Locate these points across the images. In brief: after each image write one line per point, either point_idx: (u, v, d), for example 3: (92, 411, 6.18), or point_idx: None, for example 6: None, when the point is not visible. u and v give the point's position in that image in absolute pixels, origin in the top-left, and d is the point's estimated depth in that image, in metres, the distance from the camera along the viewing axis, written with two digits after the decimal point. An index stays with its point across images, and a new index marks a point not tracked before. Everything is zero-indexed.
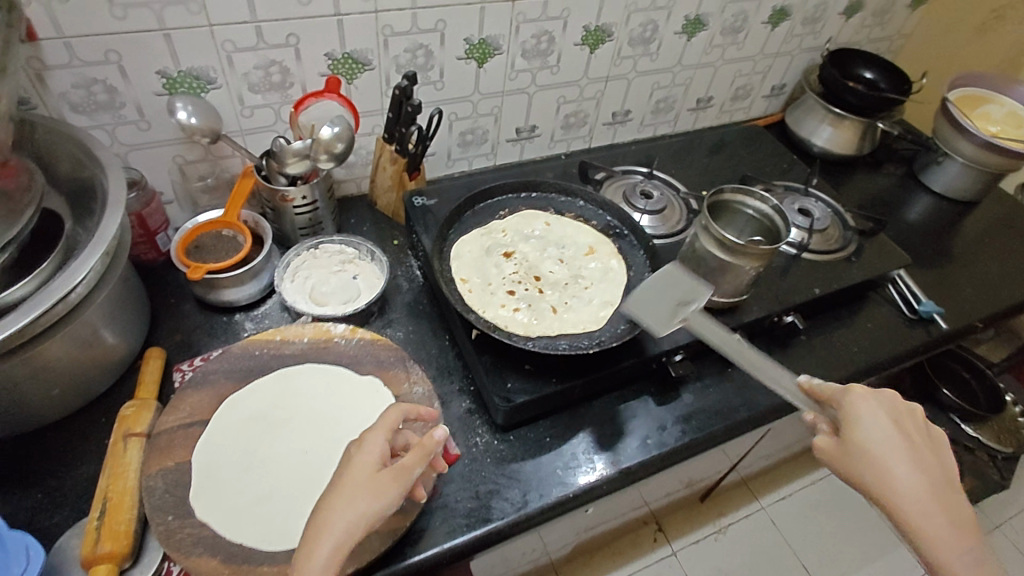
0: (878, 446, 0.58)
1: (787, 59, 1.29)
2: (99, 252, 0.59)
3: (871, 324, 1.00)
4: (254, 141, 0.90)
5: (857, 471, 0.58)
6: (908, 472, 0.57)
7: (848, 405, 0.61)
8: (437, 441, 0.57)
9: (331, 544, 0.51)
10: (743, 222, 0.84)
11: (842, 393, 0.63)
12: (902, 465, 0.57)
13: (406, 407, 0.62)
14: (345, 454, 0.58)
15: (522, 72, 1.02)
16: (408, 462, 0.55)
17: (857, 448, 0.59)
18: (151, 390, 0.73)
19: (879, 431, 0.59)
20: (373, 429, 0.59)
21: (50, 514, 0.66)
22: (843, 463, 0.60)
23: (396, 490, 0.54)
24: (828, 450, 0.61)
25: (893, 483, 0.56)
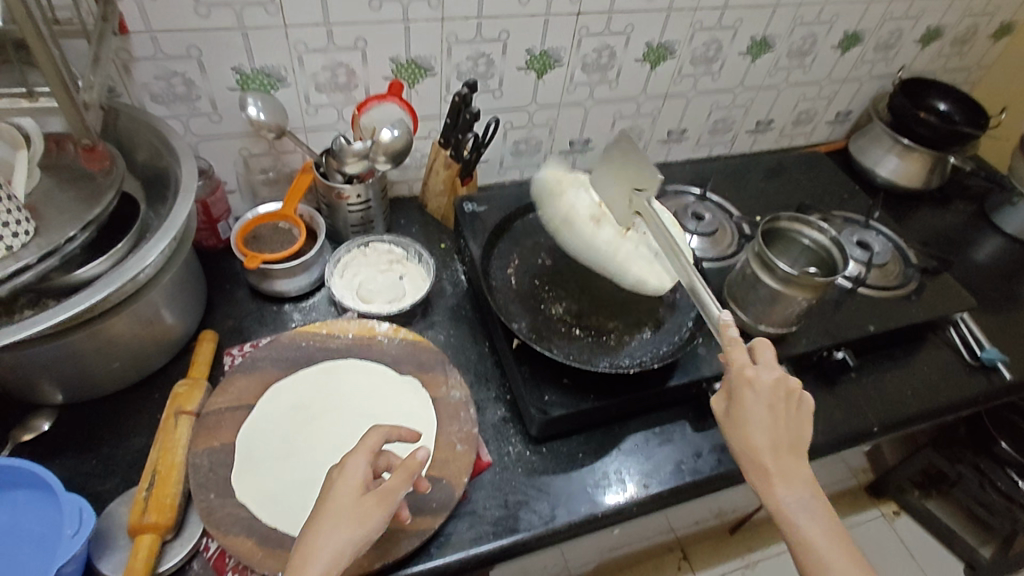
0: (763, 404, 0.60)
1: (855, 86, 1.25)
2: (168, 238, 0.62)
3: (927, 367, 0.95)
4: (316, 138, 0.93)
5: (742, 425, 0.61)
6: (770, 426, 0.60)
7: (759, 362, 0.63)
8: (420, 461, 0.57)
9: (319, 572, 0.50)
10: (798, 252, 0.82)
11: (760, 349, 0.64)
12: (764, 421, 0.60)
13: (390, 428, 0.61)
14: (327, 476, 0.58)
15: (580, 85, 1.02)
16: (394, 484, 0.56)
17: (754, 405, 0.61)
18: (202, 371, 0.76)
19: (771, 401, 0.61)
20: (353, 451, 0.58)
21: (101, 480, 0.69)
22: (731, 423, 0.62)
23: (382, 513, 0.55)
24: (718, 400, 0.64)
25: (768, 436, 0.60)
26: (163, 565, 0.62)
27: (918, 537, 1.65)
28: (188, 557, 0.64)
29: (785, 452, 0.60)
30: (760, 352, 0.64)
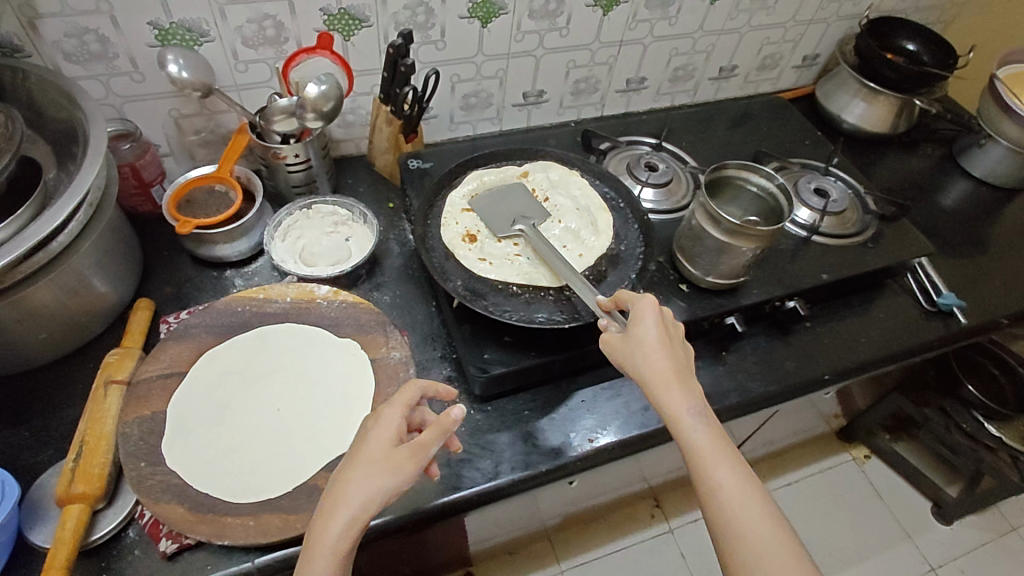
0: (647, 340, 0.59)
1: (822, 27, 1.20)
2: (75, 202, 0.59)
3: (883, 314, 0.94)
4: (250, 97, 0.89)
5: (633, 364, 0.58)
6: (659, 359, 0.57)
7: (635, 307, 0.61)
8: (454, 419, 0.56)
9: (345, 519, 0.51)
10: (748, 200, 0.79)
11: (635, 296, 0.63)
12: (651, 358, 0.57)
13: (427, 384, 0.61)
14: (364, 426, 0.58)
15: (528, 34, 0.97)
16: (426, 438, 0.55)
17: (637, 343, 0.59)
18: (136, 341, 0.75)
19: (655, 324, 0.59)
20: (390, 404, 0.58)
21: (34, 452, 0.68)
22: (621, 356, 0.60)
23: (413, 467, 0.54)
24: (608, 348, 0.62)
25: (656, 370, 0.57)
26: (96, 533, 0.62)
27: (886, 481, 1.69)
28: (124, 524, 0.64)
29: (679, 384, 0.56)
30: (637, 298, 0.61)
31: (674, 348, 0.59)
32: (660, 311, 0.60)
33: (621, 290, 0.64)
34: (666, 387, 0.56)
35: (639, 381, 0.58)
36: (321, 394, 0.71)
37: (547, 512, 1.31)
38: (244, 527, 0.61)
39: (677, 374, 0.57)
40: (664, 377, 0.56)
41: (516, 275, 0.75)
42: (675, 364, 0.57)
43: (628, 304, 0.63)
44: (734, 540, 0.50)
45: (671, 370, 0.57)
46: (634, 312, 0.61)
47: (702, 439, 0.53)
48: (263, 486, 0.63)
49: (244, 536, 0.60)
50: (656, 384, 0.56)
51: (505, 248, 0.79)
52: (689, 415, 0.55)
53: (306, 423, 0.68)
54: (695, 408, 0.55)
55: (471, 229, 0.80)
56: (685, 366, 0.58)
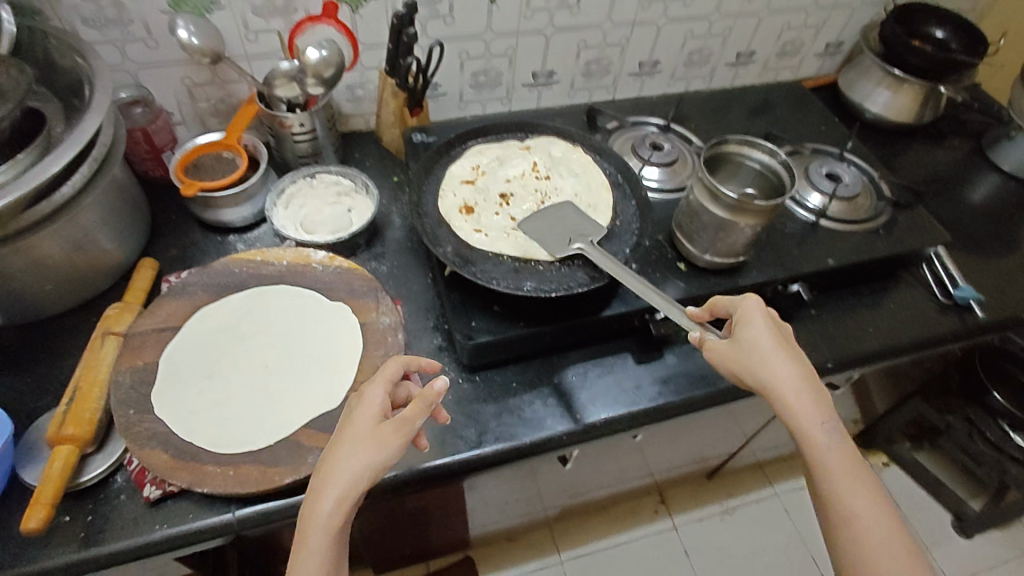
0: (764, 343, 0.59)
1: (846, 12, 1.16)
2: (74, 152, 0.62)
3: (895, 305, 0.91)
4: (260, 67, 0.91)
5: (747, 367, 0.59)
6: (781, 363, 0.58)
7: (741, 311, 0.62)
8: (437, 392, 0.55)
9: (335, 495, 0.51)
10: (747, 176, 0.78)
11: (738, 300, 0.64)
12: (771, 361, 0.58)
13: (408, 361, 0.60)
14: (347, 407, 0.58)
15: (538, 11, 0.97)
16: (409, 414, 0.54)
17: (752, 347, 0.59)
18: (138, 297, 0.77)
19: (769, 330, 0.60)
20: (371, 381, 0.58)
21: (35, 398, 0.71)
22: (735, 362, 0.60)
23: (398, 442, 0.53)
24: (716, 356, 0.62)
25: (778, 374, 0.57)
26: (85, 475, 0.64)
27: (906, 490, 1.62)
28: (112, 469, 0.66)
29: (804, 388, 0.56)
30: (741, 302, 0.63)
31: (792, 352, 0.59)
32: (769, 315, 0.61)
33: (718, 298, 0.65)
34: (791, 390, 0.56)
35: (755, 384, 0.59)
36: (310, 355, 0.72)
37: (549, 499, 1.29)
38: (223, 477, 0.62)
39: (800, 378, 0.57)
40: (787, 379, 0.57)
41: (509, 247, 0.75)
42: (796, 367, 0.58)
43: (730, 309, 0.64)
44: (859, 540, 0.50)
45: (796, 373, 0.57)
46: (743, 317, 0.62)
47: (831, 443, 0.54)
48: (246, 439, 0.64)
49: (223, 485, 0.61)
50: (779, 386, 0.57)
51: (501, 222, 0.78)
52: (815, 418, 0.55)
53: (292, 381, 0.69)
54: (817, 411, 0.55)
55: (469, 202, 0.80)
56: (806, 369, 0.58)
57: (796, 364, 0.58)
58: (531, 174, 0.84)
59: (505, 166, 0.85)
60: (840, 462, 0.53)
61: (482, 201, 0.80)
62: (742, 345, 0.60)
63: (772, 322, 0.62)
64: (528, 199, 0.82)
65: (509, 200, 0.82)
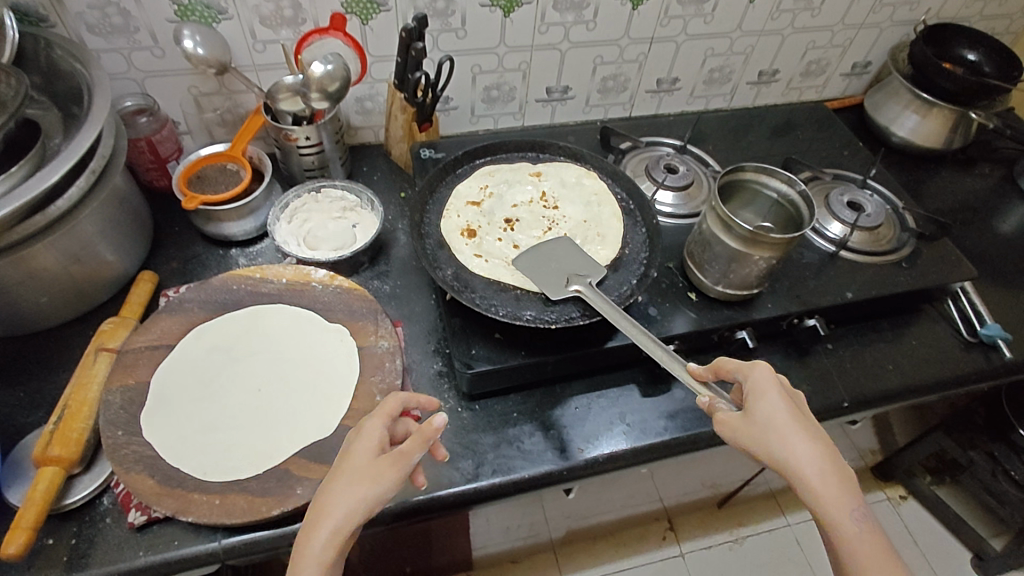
0: (780, 418, 0.53)
1: (874, 32, 1.12)
2: (67, 165, 0.60)
3: (918, 342, 0.87)
4: (268, 78, 0.89)
5: (763, 447, 0.52)
6: (797, 441, 0.51)
7: (750, 381, 0.57)
8: (437, 428, 0.52)
9: (330, 528, 0.49)
10: (765, 207, 0.74)
11: (746, 365, 0.58)
12: (789, 441, 0.51)
13: (409, 396, 0.60)
14: (346, 440, 0.56)
15: (553, 26, 0.94)
16: (407, 447, 0.52)
17: (767, 424, 0.53)
18: (134, 311, 0.75)
19: (780, 398, 0.54)
20: (371, 414, 0.57)
21: (26, 413, 0.70)
22: (746, 437, 0.54)
23: (394, 477, 0.51)
24: (725, 427, 0.56)
25: (798, 455, 0.51)
26: (71, 496, 0.62)
27: (923, 524, 1.57)
28: (99, 491, 0.64)
29: (825, 465, 0.50)
30: (750, 368, 0.57)
31: (809, 427, 0.53)
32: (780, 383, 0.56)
33: (723, 359, 0.60)
34: (813, 468, 0.50)
35: (770, 464, 0.52)
36: (304, 380, 0.70)
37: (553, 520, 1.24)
38: (208, 506, 0.60)
39: (823, 457, 0.51)
40: (808, 461, 0.50)
41: (509, 274, 0.72)
42: (817, 444, 0.51)
43: (739, 377, 0.58)
44: None
45: (816, 453, 0.51)
46: (753, 386, 0.56)
47: (861, 533, 0.47)
48: (233, 467, 0.62)
49: (207, 515, 0.59)
50: (801, 470, 0.50)
51: (503, 247, 0.76)
52: (844, 504, 0.48)
53: (284, 406, 0.67)
54: (847, 498, 0.49)
55: (471, 224, 0.77)
56: (829, 446, 0.52)
57: (816, 441, 0.52)
58: (539, 201, 0.82)
59: (511, 190, 0.82)
60: (871, 553, 0.47)
61: (486, 224, 0.78)
62: (751, 417, 0.54)
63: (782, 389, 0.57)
64: (533, 227, 0.79)
65: (515, 227, 0.79)
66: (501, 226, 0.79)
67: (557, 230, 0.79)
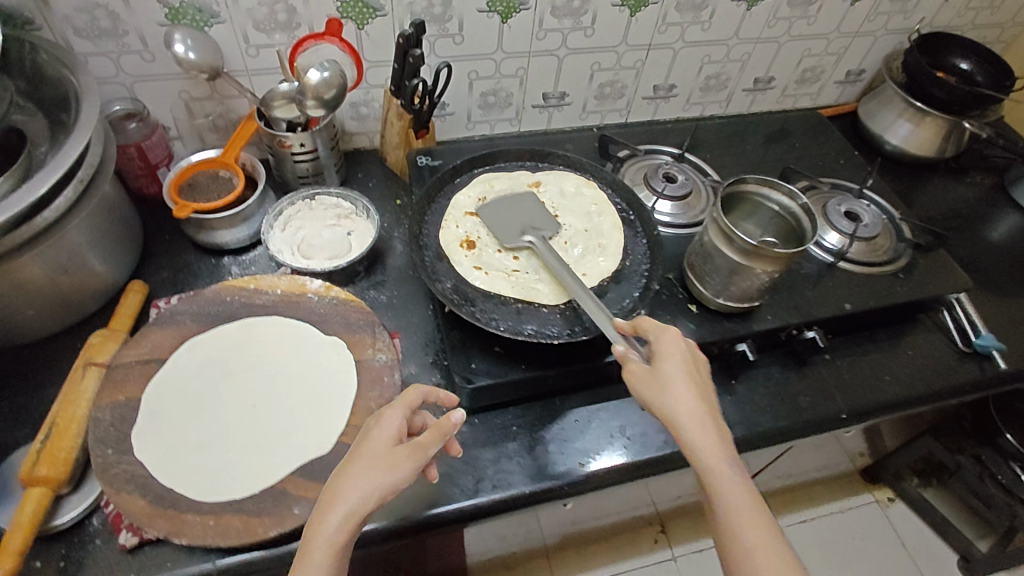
0: (677, 376, 0.55)
1: (868, 41, 1.13)
2: (55, 176, 0.58)
3: (913, 352, 0.87)
4: (261, 83, 0.87)
5: (659, 399, 0.54)
6: (688, 395, 0.54)
7: (659, 340, 0.58)
8: (455, 422, 0.53)
9: (342, 513, 0.48)
10: (766, 219, 0.74)
11: (659, 327, 0.59)
12: (682, 398, 0.53)
13: (429, 390, 0.59)
14: (364, 427, 0.56)
15: (551, 32, 0.93)
16: (426, 439, 0.52)
17: (664, 378, 0.55)
18: (123, 323, 0.73)
19: (685, 360, 0.56)
20: (392, 405, 0.57)
21: (12, 429, 0.68)
22: (646, 392, 0.55)
23: (411, 465, 0.51)
24: (630, 381, 0.57)
25: (688, 409, 0.53)
26: (59, 518, 0.61)
27: None
28: (88, 511, 0.62)
29: (707, 422, 0.53)
30: (661, 329, 0.58)
31: (702, 389, 0.55)
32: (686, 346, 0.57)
33: (643, 317, 0.60)
34: (699, 426, 0.52)
35: (659, 416, 0.55)
36: (300, 395, 0.68)
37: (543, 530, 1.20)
38: (203, 527, 0.58)
39: (706, 414, 0.53)
40: (695, 416, 0.53)
41: (510, 288, 0.71)
42: (702, 402, 0.54)
43: (651, 335, 0.59)
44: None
45: (704, 411, 0.53)
46: (660, 345, 0.57)
47: (734, 484, 0.50)
48: (228, 485, 0.61)
49: (202, 536, 0.58)
50: (688, 423, 0.52)
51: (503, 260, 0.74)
52: (721, 456, 0.51)
53: (280, 422, 0.66)
54: (723, 451, 0.51)
55: (471, 235, 0.76)
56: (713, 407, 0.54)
57: (705, 402, 0.54)
58: (539, 210, 0.80)
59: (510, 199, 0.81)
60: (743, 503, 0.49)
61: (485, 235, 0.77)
62: (655, 374, 0.55)
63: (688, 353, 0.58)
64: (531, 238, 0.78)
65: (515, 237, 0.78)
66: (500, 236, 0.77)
67: (557, 240, 0.78)
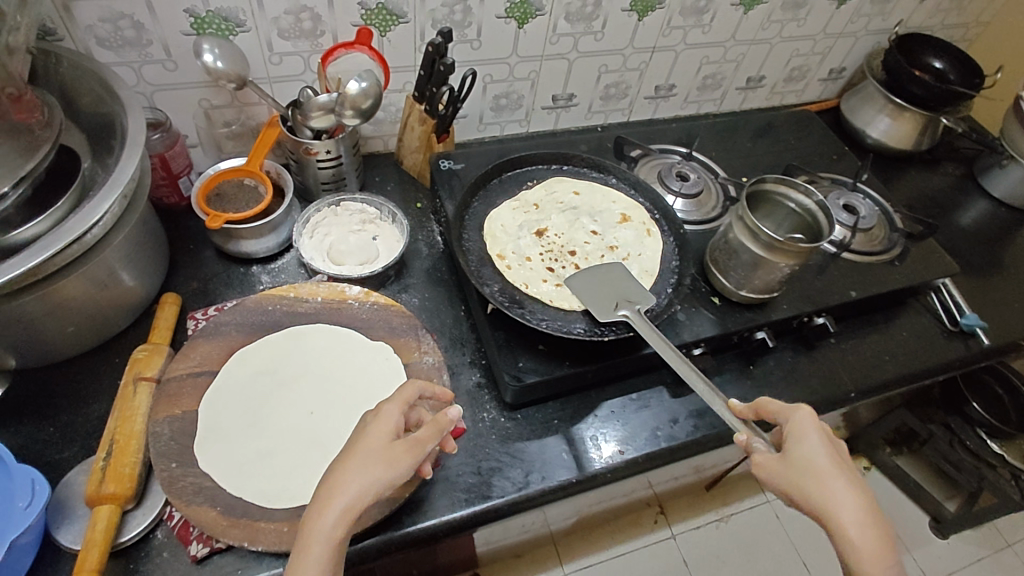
0: (818, 459, 0.52)
1: (850, 41, 1.20)
2: (113, 196, 0.59)
3: (906, 333, 0.95)
4: (282, 90, 0.87)
5: (804, 489, 0.51)
6: (837, 486, 0.50)
7: (792, 423, 0.56)
8: (450, 419, 0.55)
9: (341, 505, 0.49)
10: (784, 216, 0.83)
11: (788, 409, 0.58)
12: (829, 484, 0.50)
13: (425, 384, 0.60)
14: (360, 422, 0.56)
15: (564, 36, 0.96)
16: (422, 436, 0.54)
17: (805, 460, 0.52)
18: (163, 337, 0.73)
19: (824, 446, 0.53)
20: (389, 401, 0.57)
21: (60, 448, 0.67)
22: (782, 475, 0.53)
23: (410, 461, 0.52)
24: (761, 466, 0.54)
25: (840, 500, 0.50)
26: (124, 535, 0.61)
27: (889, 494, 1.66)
28: (152, 525, 0.62)
29: (863, 515, 0.49)
30: (794, 412, 0.57)
31: (850, 477, 0.52)
32: (824, 430, 0.55)
33: (769, 400, 0.60)
34: (849, 515, 0.49)
35: (805, 504, 0.51)
36: (355, 402, 0.70)
37: (553, 521, 1.16)
38: (277, 533, 0.60)
39: (858, 503, 0.50)
40: (848, 508, 0.49)
41: None
42: (856, 491, 0.50)
43: (783, 419, 0.57)
44: None
45: (853, 497, 0.50)
46: (795, 429, 0.55)
47: None
48: (297, 491, 0.62)
49: (277, 542, 0.59)
50: (843, 517, 0.49)
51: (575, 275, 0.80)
52: (882, 556, 0.47)
53: (339, 429, 0.68)
54: (880, 546, 0.47)
55: (526, 256, 0.81)
56: (867, 495, 0.51)
57: (857, 492, 0.51)
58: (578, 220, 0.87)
59: (556, 212, 0.87)
60: None
61: (543, 255, 0.82)
62: (791, 458, 0.53)
63: (829, 442, 0.55)
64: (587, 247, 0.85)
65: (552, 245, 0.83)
66: (560, 255, 0.83)
67: (605, 241, 0.85)
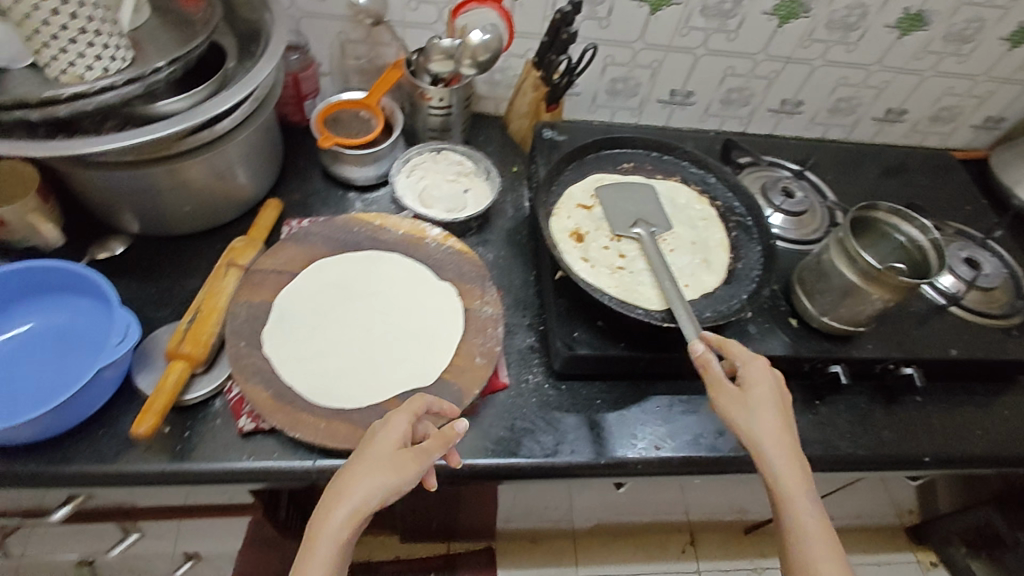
0: (764, 404, 0.58)
1: (1017, 89, 1.08)
2: (246, 91, 0.65)
3: (1010, 413, 0.84)
4: (413, 36, 0.92)
5: (744, 423, 0.58)
6: (768, 423, 0.58)
7: (748, 369, 0.61)
8: (457, 433, 0.57)
9: (350, 507, 0.51)
10: (890, 249, 0.77)
11: (748, 356, 0.62)
12: (767, 421, 0.58)
13: (435, 399, 0.61)
14: (370, 428, 0.57)
15: (696, 30, 0.94)
16: (430, 446, 0.56)
17: (754, 401, 0.58)
18: (261, 234, 0.80)
19: (771, 393, 0.59)
20: (398, 408, 0.58)
21: (155, 308, 0.75)
22: (732, 409, 0.59)
23: (416, 471, 0.54)
24: (717, 398, 0.60)
25: (771, 436, 0.57)
26: (190, 392, 0.67)
27: None
28: (213, 393, 0.69)
29: (783, 450, 0.57)
30: (750, 358, 0.61)
31: (780, 413, 0.59)
32: (767, 374, 0.60)
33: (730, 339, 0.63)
34: (783, 455, 0.56)
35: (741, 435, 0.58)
36: (410, 331, 0.73)
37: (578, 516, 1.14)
38: (314, 427, 0.64)
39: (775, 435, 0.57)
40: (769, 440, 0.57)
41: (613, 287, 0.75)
42: (774, 424, 0.58)
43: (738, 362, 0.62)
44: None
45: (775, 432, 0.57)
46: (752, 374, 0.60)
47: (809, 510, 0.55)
48: (339, 395, 0.66)
49: (313, 435, 0.63)
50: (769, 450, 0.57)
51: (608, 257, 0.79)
52: (800, 489, 0.55)
53: (390, 351, 0.71)
54: (796, 471, 0.56)
55: (580, 229, 0.81)
56: (783, 425, 0.58)
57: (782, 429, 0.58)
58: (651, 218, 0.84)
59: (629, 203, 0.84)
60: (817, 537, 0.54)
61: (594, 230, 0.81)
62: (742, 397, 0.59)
63: (776, 389, 0.60)
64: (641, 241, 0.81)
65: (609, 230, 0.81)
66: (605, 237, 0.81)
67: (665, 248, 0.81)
